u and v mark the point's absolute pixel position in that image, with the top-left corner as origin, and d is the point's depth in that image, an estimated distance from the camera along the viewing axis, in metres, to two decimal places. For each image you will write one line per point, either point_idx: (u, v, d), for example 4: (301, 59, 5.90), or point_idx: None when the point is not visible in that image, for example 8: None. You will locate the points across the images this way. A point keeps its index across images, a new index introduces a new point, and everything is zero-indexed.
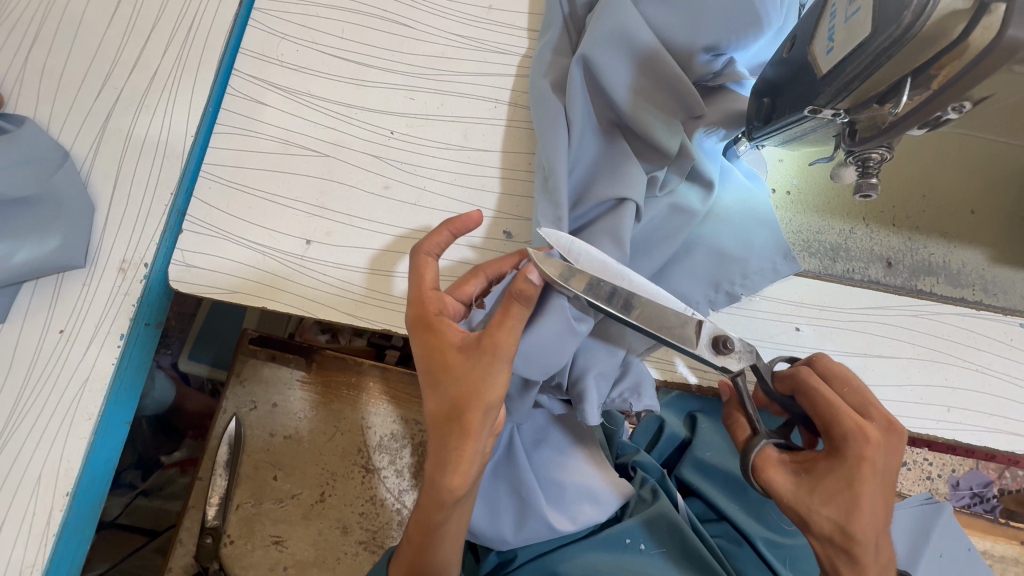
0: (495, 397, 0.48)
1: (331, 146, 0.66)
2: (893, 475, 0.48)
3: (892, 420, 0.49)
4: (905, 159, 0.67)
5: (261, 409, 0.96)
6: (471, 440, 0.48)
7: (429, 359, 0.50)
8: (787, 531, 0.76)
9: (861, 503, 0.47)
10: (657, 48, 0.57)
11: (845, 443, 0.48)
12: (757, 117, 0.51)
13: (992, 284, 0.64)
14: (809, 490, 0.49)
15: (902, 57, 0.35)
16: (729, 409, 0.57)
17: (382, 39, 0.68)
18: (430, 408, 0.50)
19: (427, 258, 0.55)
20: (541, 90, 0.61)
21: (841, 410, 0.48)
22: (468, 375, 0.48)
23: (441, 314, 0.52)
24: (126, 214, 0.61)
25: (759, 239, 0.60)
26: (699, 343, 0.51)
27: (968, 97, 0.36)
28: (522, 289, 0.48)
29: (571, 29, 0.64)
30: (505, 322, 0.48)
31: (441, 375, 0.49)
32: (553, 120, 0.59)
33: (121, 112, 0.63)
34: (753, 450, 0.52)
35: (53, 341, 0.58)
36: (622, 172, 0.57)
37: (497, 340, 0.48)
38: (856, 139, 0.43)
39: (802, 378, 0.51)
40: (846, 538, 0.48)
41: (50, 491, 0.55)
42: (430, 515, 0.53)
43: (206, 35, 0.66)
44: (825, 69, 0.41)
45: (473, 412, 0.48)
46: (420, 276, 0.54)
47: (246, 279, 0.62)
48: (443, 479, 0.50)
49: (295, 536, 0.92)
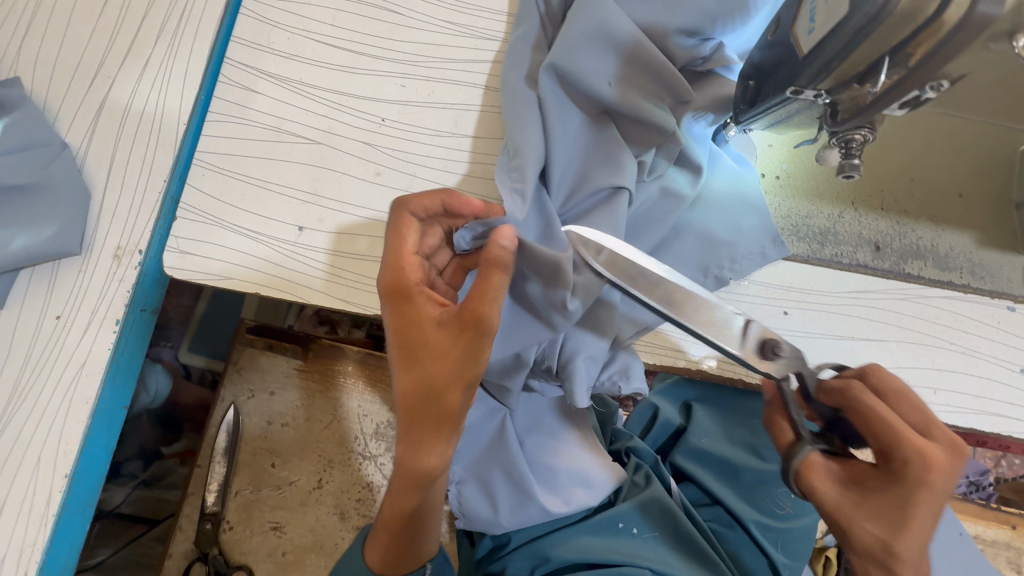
0: (474, 374, 0.50)
1: (323, 133, 0.66)
2: (947, 495, 0.48)
3: (956, 440, 0.48)
4: (894, 144, 0.67)
5: (258, 397, 0.97)
6: (450, 416, 0.50)
7: (406, 333, 0.51)
8: (781, 514, 0.77)
9: (910, 522, 0.47)
10: (637, 36, 0.58)
11: (904, 466, 0.47)
12: (743, 100, 0.51)
13: (980, 267, 0.65)
14: (855, 506, 0.49)
15: (878, 36, 0.36)
16: (769, 412, 0.54)
17: (373, 26, 0.69)
18: (404, 384, 0.50)
19: (411, 219, 0.54)
20: (516, 85, 0.61)
21: (904, 432, 0.47)
22: (447, 351, 0.49)
23: (421, 287, 0.52)
24: (120, 201, 0.62)
25: (747, 225, 0.61)
26: (743, 346, 0.49)
27: (943, 75, 0.36)
28: (498, 257, 0.49)
29: (549, 25, 0.64)
30: (484, 295, 0.48)
31: (418, 351, 0.50)
32: (526, 114, 0.59)
33: (115, 101, 0.64)
34: (796, 458, 0.50)
35: (50, 327, 0.59)
36: (616, 159, 0.58)
37: (478, 313, 0.48)
38: (837, 120, 0.43)
39: (854, 394, 0.49)
40: (889, 553, 0.48)
41: (49, 473, 0.56)
42: (405, 496, 0.54)
43: (197, 23, 0.67)
44: (806, 51, 0.41)
45: (453, 389, 0.49)
46: (399, 241, 0.54)
47: (240, 266, 0.63)
48: (416, 460, 0.51)
49: (294, 522, 0.93)
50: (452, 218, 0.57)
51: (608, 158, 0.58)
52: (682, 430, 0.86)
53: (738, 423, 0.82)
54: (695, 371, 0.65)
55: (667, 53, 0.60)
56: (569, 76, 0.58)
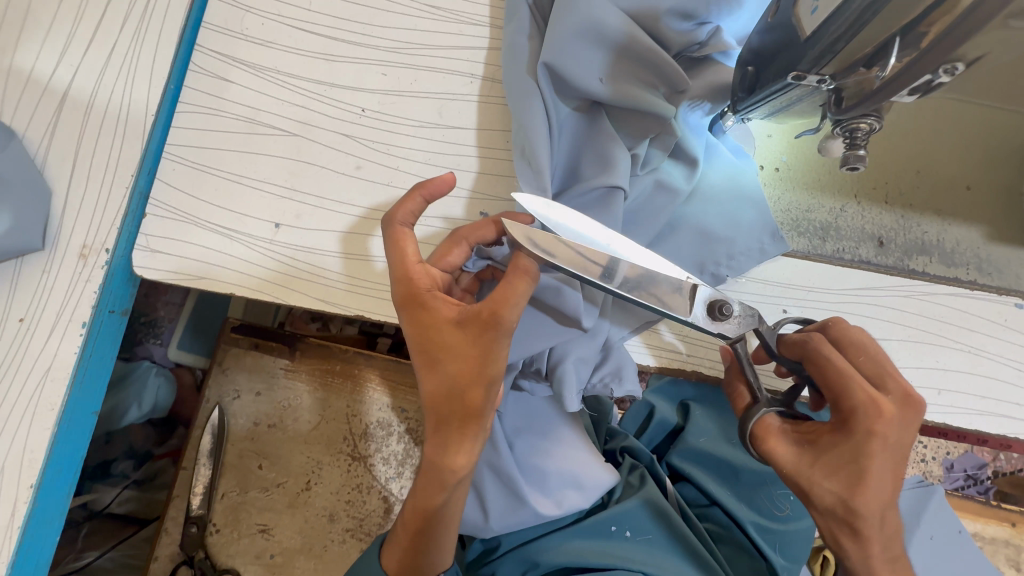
0: (496, 375, 0.47)
1: (301, 124, 0.63)
2: (904, 450, 0.46)
3: (908, 391, 0.47)
4: (900, 133, 0.64)
5: (244, 398, 0.95)
6: (474, 420, 0.48)
7: (423, 337, 0.48)
8: (778, 516, 0.74)
9: (865, 477, 0.45)
10: (626, 24, 0.54)
11: (853, 414, 0.45)
12: (741, 88, 0.48)
13: (987, 262, 0.62)
14: (809, 463, 0.47)
15: (887, 15, 0.33)
16: (729, 377, 0.54)
17: (352, 11, 0.65)
18: (427, 389, 0.48)
19: (404, 230, 0.52)
20: (517, 77, 0.58)
21: (852, 381, 0.46)
22: (468, 354, 0.46)
23: (433, 290, 0.49)
24: (85, 197, 0.59)
25: (746, 220, 0.58)
26: (693, 312, 0.49)
27: (959, 57, 0.33)
28: (526, 266, 0.47)
29: (538, 15, 0.60)
30: (508, 299, 0.45)
31: (437, 355, 0.47)
32: (530, 107, 0.56)
33: (79, 90, 0.61)
34: (752, 418, 0.49)
35: (13, 330, 0.56)
36: (603, 160, 0.55)
37: (499, 317, 0.45)
38: (842, 107, 0.40)
39: (814, 345, 0.48)
40: (849, 512, 0.46)
41: (14, 482, 0.54)
42: (429, 498, 0.51)
43: (165, 7, 0.63)
44: (809, 31, 0.38)
45: (475, 392, 0.47)
46: (401, 249, 0.51)
47: (215, 265, 0.60)
48: (445, 458, 0.49)
49: (282, 524, 0.91)
50: (473, 230, 0.55)
51: (603, 154, 0.55)
52: (679, 430, 0.84)
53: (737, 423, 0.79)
54: (691, 372, 0.62)
55: (661, 38, 0.56)
56: (563, 68, 0.55)
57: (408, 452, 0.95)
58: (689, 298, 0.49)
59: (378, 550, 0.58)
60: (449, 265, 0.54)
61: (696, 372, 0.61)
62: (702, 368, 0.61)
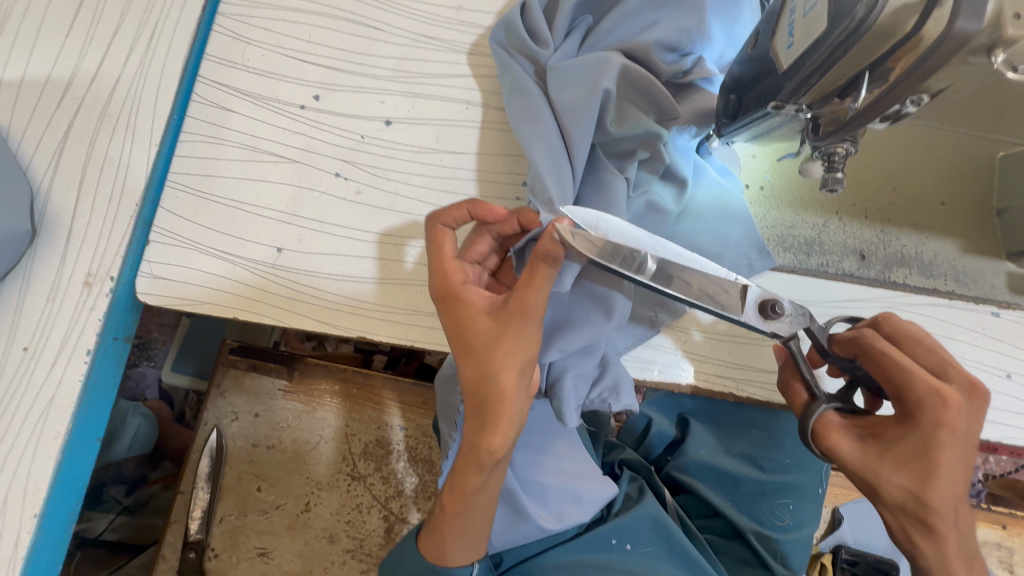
0: (527, 358, 0.49)
1: (301, 151, 0.65)
2: (973, 441, 0.46)
3: (975, 381, 0.47)
4: (874, 153, 0.68)
5: (242, 420, 0.95)
6: (507, 405, 0.49)
7: (460, 330, 0.50)
8: (777, 524, 0.75)
9: (938, 472, 0.45)
10: (629, 69, 0.57)
11: (919, 407, 0.46)
12: (724, 113, 0.51)
13: (963, 273, 0.65)
14: (877, 455, 0.48)
15: (856, 53, 0.35)
16: (785, 375, 0.55)
17: (349, 42, 0.67)
18: (467, 377, 0.49)
19: (445, 230, 0.54)
20: (534, 129, 0.59)
21: (913, 372, 0.46)
22: (501, 342, 0.48)
23: (466, 283, 0.51)
24: (89, 226, 0.60)
25: (733, 237, 0.61)
26: (744, 309, 0.48)
27: (924, 89, 0.35)
28: (547, 249, 0.46)
29: (531, 69, 0.62)
30: (532, 285, 0.47)
31: (472, 343, 0.49)
32: (547, 155, 0.57)
33: (83, 122, 0.62)
34: (813, 415, 0.50)
35: (16, 359, 0.56)
36: (610, 197, 0.57)
37: (526, 302, 0.47)
38: (820, 134, 0.43)
39: (867, 340, 0.49)
40: (920, 505, 0.46)
41: (17, 512, 0.54)
42: (464, 484, 0.53)
43: (169, 41, 0.65)
44: (785, 65, 0.41)
45: (508, 378, 0.48)
46: (439, 246, 0.54)
47: (218, 291, 0.61)
48: (482, 440, 0.50)
49: (282, 547, 0.91)
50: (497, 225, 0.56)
51: (608, 189, 0.57)
52: (679, 441, 0.85)
53: (736, 434, 0.81)
54: (687, 386, 0.63)
55: (653, 68, 0.59)
56: (574, 118, 0.57)
57: (408, 470, 0.95)
58: (739, 296, 0.48)
59: (415, 539, 0.60)
60: (476, 255, 0.57)
61: (691, 387, 0.63)
62: (696, 380, 0.63)
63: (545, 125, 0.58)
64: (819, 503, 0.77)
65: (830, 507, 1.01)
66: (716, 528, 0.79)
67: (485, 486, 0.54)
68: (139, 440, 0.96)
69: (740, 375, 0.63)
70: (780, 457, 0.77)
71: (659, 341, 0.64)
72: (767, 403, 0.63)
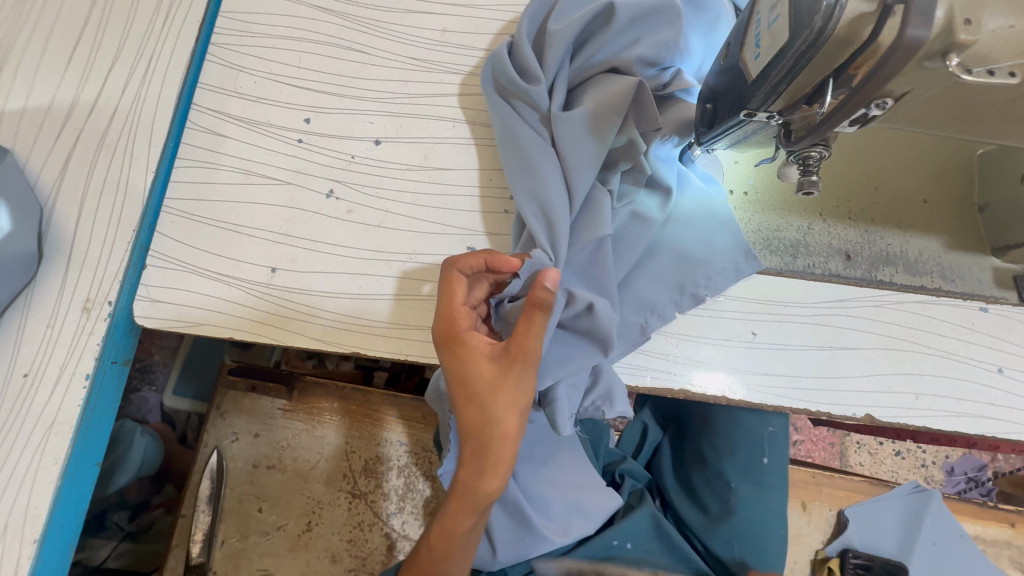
0: (525, 405, 0.51)
1: (293, 173, 0.66)
2: None
3: None
4: (854, 154, 0.69)
5: (242, 441, 0.95)
6: (505, 449, 0.51)
7: (458, 382, 0.51)
8: (728, 507, 0.79)
9: None
10: (616, 85, 0.59)
11: None
12: (701, 123, 0.52)
13: (949, 270, 0.66)
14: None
15: (818, 61, 0.37)
16: None
17: (339, 66, 0.69)
18: (470, 425, 0.51)
19: (460, 274, 0.54)
20: (527, 161, 0.61)
21: None
22: (504, 387, 0.50)
23: (471, 329, 0.52)
24: (88, 253, 0.61)
25: (720, 242, 0.62)
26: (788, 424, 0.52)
27: (886, 93, 0.37)
28: (542, 298, 0.50)
29: (527, 108, 0.62)
30: (530, 330, 0.50)
31: (474, 389, 0.51)
32: (542, 200, 0.59)
33: (82, 151, 0.64)
34: None
35: (17, 385, 0.57)
36: (596, 212, 0.59)
37: (526, 347, 0.50)
38: (792, 139, 0.44)
39: None
40: None
41: (18, 539, 0.54)
42: (459, 523, 0.55)
43: (164, 70, 0.67)
44: (753, 74, 0.41)
45: (507, 423, 0.50)
46: (451, 291, 0.54)
47: (215, 311, 0.62)
48: (480, 482, 0.52)
49: (284, 568, 0.91)
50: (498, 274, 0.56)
51: (592, 203, 0.60)
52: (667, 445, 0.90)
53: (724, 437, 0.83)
54: (678, 393, 0.63)
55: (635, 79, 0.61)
56: (571, 164, 0.59)
57: (409, 486, 0.95)
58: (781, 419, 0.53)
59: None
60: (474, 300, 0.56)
61: (685, 393, 0.63)
62: (689, 386, 0.63)
63: (543, 170, 0.60)
64: (763, 475, 0.80)
65: (835, 510, 1.00)
66: (692, 521, 0.82)
67: (475, 526, 0.56)
68: (141, 467, 0.95)
69: (734, 380, 0.63)
70: (716, 444, 0.82)
71: (650, 349, 0.63)
72: (761, 406, 0.62)
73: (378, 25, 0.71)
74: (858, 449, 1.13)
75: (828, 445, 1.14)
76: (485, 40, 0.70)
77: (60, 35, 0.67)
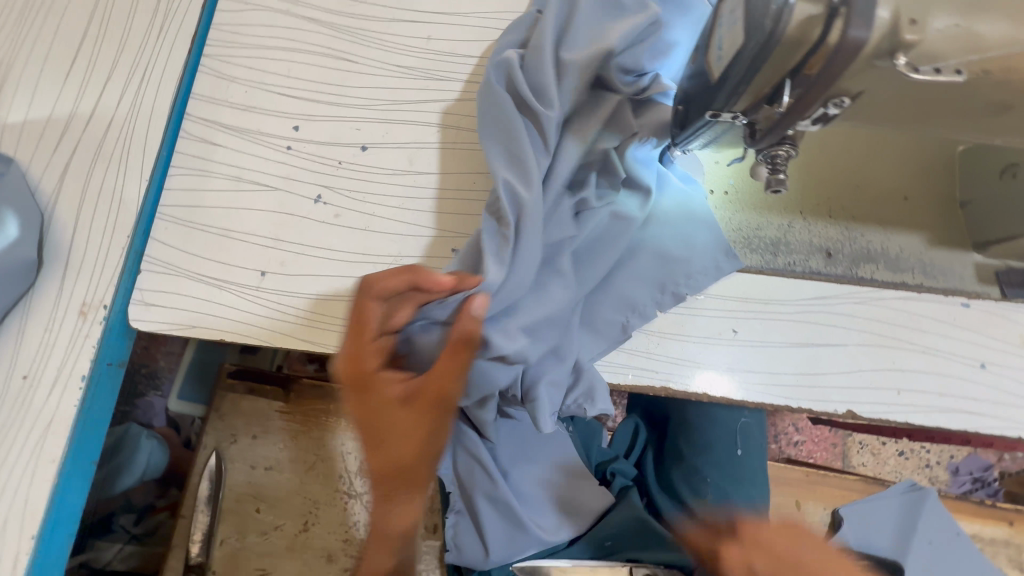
0: (437, 447, 0.53)
1: (283, 179, 0.68)
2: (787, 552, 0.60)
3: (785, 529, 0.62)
4: (835, 152, 0.69)
5: (241, 442, 0.97)
6: (415, 489, 0.53)
7: (375, 419, 0.52)
8: (706, 502, 0.82)
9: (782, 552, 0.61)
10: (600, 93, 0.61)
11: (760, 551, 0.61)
12: (675, 124, 0.53)
13: (931, 266, 0.66)
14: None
15: (773, 62, 0.38)
16: None
17: (328, 75, 0.71)
18: (392, 463, 0.52)
19: (375, 302, 0.54)
20: (510, 148, 0.59)
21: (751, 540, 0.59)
22: (417, 429, 0.52)
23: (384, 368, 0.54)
24: (85, 258, 0.63)
25: (700, 241, 0.63)
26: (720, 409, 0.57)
27: (843, 92, 0.38)
28: (469, 334, 0.52)
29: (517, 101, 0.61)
30: (451, 374, 0.52)
31: (386, 430, 0.52)
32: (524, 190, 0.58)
33: (79, 161, 0.66)
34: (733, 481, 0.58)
35: (16, 387, 0.59)
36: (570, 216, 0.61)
37: (444, 392, 0.52)
38: (757, 137, 0.45)
39: None
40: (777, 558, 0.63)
41: (17, 535, 0.56)
42: (374, 560, 0.55)
43: (158, 81, 0.69)
44: (716, 75, 0.42)
45: (417, 464, 0.52)
46: (365, 318, 0.54)
47: (207, 314, 0.64)
48: (391, 520, 0.54)
49: (281, 568, 0.92)
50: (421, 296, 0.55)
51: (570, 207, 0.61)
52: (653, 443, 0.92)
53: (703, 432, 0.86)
54: (660, 390, 0.63)
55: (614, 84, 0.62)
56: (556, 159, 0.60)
57: None
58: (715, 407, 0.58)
59: None
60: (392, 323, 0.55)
61: (666, 390, 0.63)
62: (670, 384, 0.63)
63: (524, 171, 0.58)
64: (738, 467, 0.84)
65: (830, 508, 1.01)
66: (672, 517, 0.84)
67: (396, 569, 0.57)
68: (144, 470, 0.98)
69: (716, 378, 0.63)
70: (694, 441, 0.86)
71: (632, 347, 0.64)
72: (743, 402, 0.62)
73: (365, 35, 0.73)
74: (861, 450, 1.13)
75: (829, 447, 1.12)
76: (470, 47, 0.72)
77: (60, 50, 0.70)
